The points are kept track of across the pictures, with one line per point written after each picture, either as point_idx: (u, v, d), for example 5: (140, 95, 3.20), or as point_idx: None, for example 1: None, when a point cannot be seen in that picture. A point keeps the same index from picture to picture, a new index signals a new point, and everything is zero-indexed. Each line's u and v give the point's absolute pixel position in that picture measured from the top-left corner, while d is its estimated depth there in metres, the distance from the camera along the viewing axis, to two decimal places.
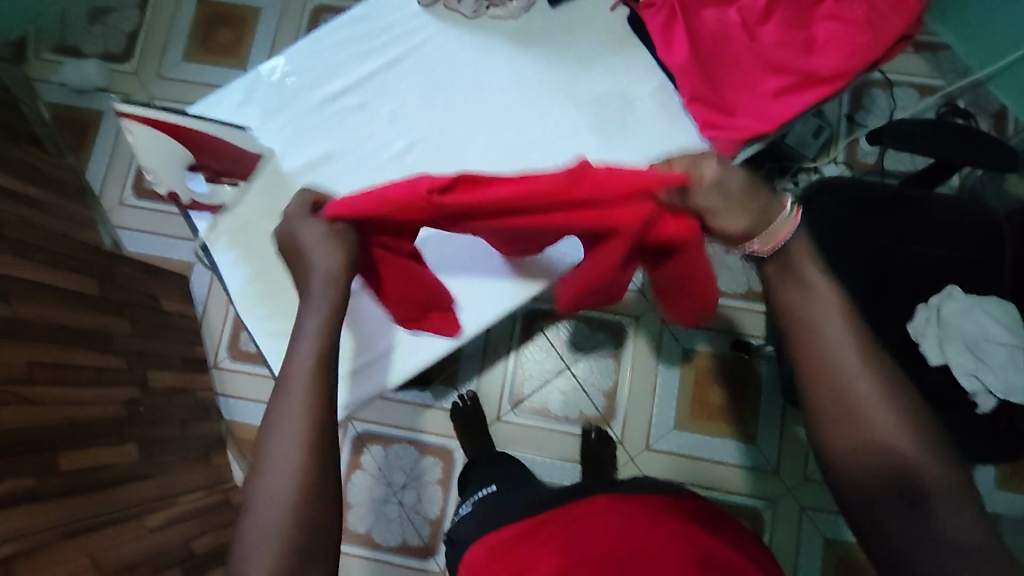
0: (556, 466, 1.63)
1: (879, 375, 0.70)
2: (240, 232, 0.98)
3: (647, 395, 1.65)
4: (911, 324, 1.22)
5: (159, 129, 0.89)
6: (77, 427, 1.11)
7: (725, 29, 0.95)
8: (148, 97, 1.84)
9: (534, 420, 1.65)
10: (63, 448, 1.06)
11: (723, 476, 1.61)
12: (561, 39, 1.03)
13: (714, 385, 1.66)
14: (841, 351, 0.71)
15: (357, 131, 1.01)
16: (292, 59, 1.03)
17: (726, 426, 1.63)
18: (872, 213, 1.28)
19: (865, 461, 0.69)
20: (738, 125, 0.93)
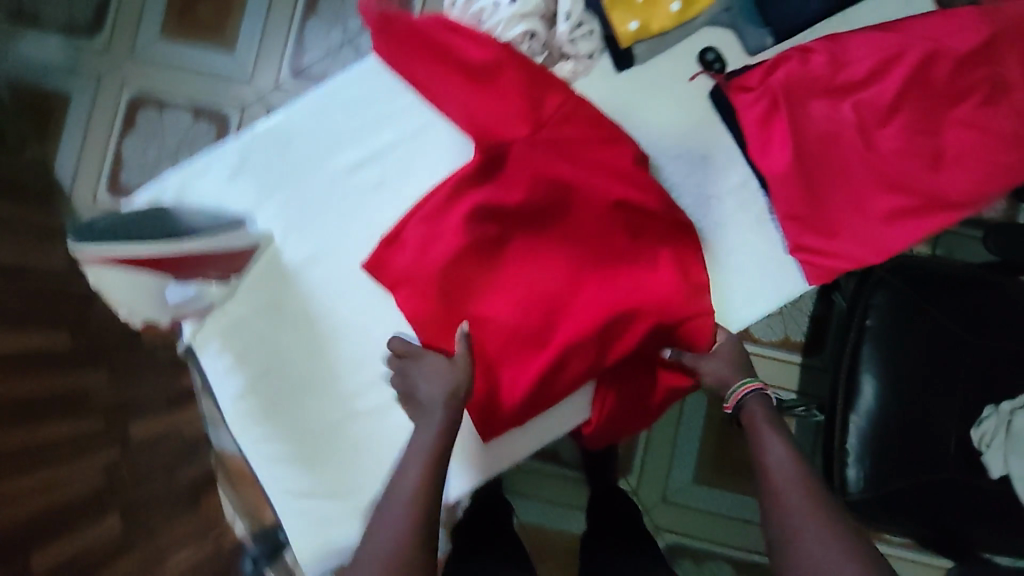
0: (561, 517, 1.31)
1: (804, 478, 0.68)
2: (235, 337, 0.82)
3: (668, 441, 1.36)
4: (974, 432, 1.03)
5: (130, 268, 0.65)
6: (48, 518, 0.98)
7: (835, 130, 0.75)
8: (121, 81, 1.52)
9: (534, 466, 1.30)
10: (33, 548, 0.93)
11: (742, 534, 1.38)
12: (630, 109, 0.82)
13: (738, 436, 1.37)
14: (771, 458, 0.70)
15: (374, 218, 0.84)
16: (291, 119, 0.83)
17: (746, 479, 1.37)
18: (939, 298, 1.05)
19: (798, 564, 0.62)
20: (842, 250, 0.75)
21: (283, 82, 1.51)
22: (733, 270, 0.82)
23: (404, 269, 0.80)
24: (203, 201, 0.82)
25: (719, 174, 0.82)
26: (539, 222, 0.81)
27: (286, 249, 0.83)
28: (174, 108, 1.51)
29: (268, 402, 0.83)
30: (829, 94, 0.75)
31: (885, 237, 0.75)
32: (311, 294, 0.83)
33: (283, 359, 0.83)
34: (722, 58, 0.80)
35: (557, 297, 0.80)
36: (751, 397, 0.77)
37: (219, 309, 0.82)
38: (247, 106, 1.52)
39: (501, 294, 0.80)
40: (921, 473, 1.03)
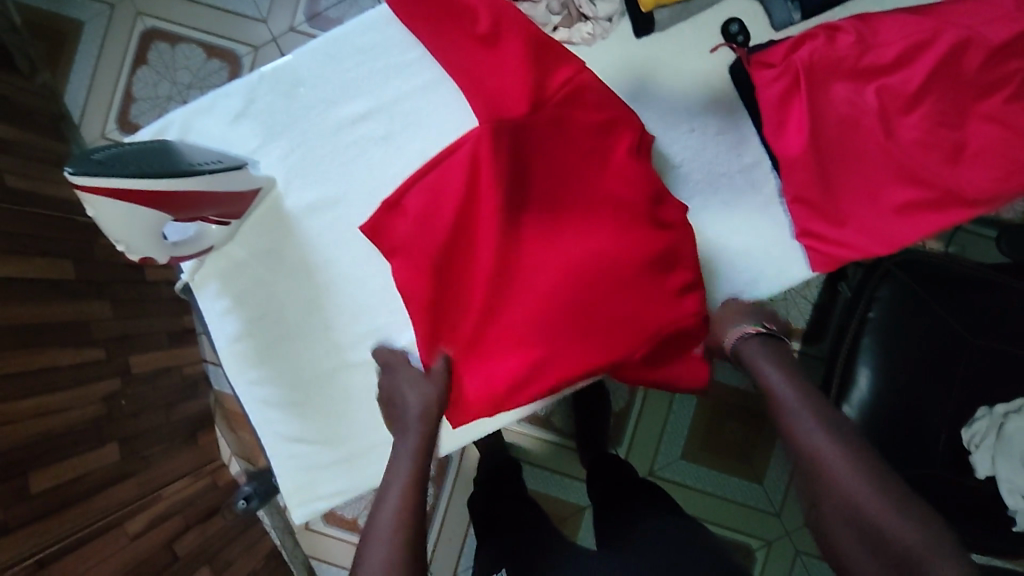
0: (560, 485, 1.33)
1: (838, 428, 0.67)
2: (235, 280, 0.82)
3: (659, 417, 1.37)
4: (964, 433, 1.00)
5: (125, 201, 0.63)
6: (49, 441, 0.99)
7: (855, 116, 0.73)
8: (135, 11, 1.49)
9: (525, 429, 1.33)
10: (33, 469, 0.95)
11: (723, 512, 1.37)
12: (646, 80, 0.80)
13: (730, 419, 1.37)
14: (800, 415, 0.70)
15: (379, 171, 0.83)
16: (299, 63, 0.81)
17: (733, 461, 1.37)
18: (947, 295, 1.03)
19: (839, 515, 0.63)
20: (849, 240, 0.74)
21: (298, 25, 1.48)
22: (737, 250, 0.81)
23: (393, 238, 0.79)
24: (207, 141, 0.82)
25: (731, 152, 0.81)
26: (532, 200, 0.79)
27: (288, 195, 0.82)
28: (185, 43, 1.49)
29: (264, 345, 0.83)
30: (854, 77, 0.73)
31: (893, 229, 0.74)
32: (312, 242, 0.83)
33: (279, 305, 0.83)
34: (747, 31, 0.78)
35: (554, 278, 0.78)
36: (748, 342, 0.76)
37: (219, 250, 0.82)
38: (260, 47, 1.49)
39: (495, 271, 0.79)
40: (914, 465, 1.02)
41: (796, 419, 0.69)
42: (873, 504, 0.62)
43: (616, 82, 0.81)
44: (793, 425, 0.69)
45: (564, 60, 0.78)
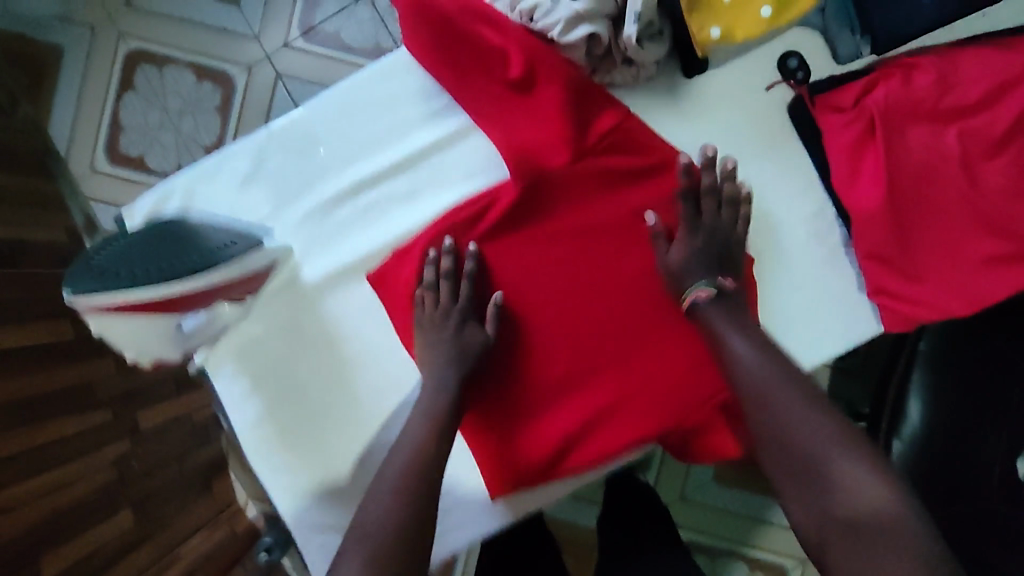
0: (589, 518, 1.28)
1: (780, 361, 0.64)
2: (253, 361, 0.75)
3: None
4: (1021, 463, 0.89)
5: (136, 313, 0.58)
6: (65, 519, 0.92)
7: (935, 161, 0.66)
8: (118, 33, 1.39)
9: None
10: (47, 548, 0.85)
11: (757, 533, 1.33)
12: (697, 123, 0.73)
13: None
14: (743, 349, 0.64)
15: (402, 232, 0.75)
16: (313, 117, 0.74)
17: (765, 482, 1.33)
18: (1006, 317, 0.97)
19: (779, 459, 0.61)
20: (927, 298, 0.67)
21: (293, 42, 1.38)
22: (802, 307, 0.74)
23: (406, 296, 0.75)
24: (215, 208, 0.74)
25: (794, 199, 0.73)
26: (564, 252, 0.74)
27: (305, 264, 0.74)
28: (174, 65, 1.39)
29: (288, 429, 0.76)
30: (931, 120, 0.66)
31: (975, 286, 0.67)
32: (333, 315, 0.75)
33: (301, 383, 0.76)
34: (807, 65, 0.71)
35: (588, 329, 0.74)
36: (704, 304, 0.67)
37: (233, 329, 0.74)
38: (254, 66, 1.39)
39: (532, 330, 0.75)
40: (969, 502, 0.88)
41: (739, 353, 0.64)
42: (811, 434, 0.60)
43: (662, 125, 0.74)
44: (727, 354, 0.65)
45: (603, 104, 0.71)
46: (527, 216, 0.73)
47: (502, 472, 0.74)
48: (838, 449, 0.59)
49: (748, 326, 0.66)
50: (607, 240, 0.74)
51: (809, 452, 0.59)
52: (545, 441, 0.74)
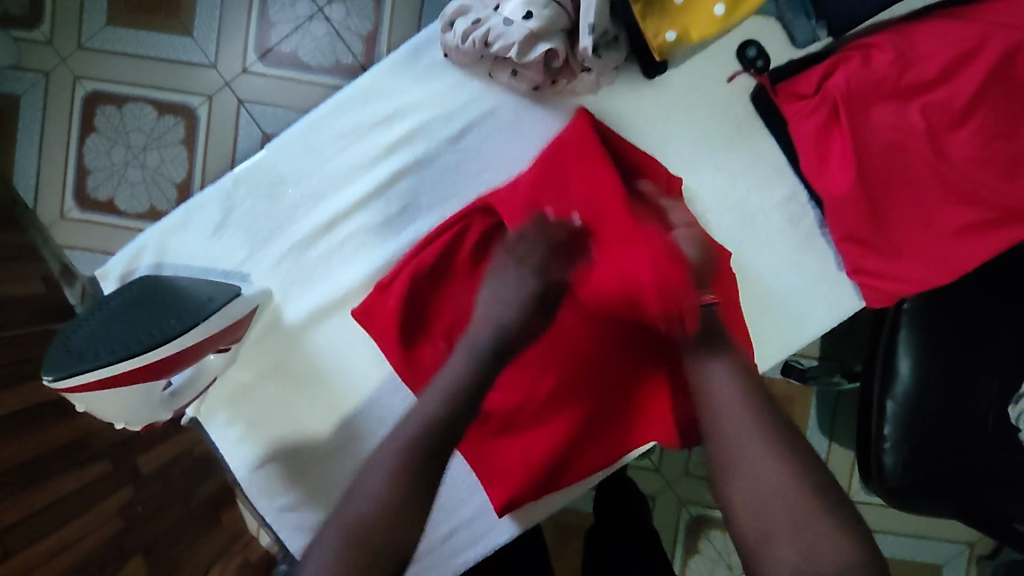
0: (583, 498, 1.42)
1: (765, 426, 0.60)
2: (246, 405, 0.76)
3: None
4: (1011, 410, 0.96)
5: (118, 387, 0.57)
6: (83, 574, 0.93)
7: (901, 138, 0.66)
8: (72, 76, 1.36)
9: None
10: None
11: None
12: (664, 120, 0.73)
13: None
14: (731, 410, 0.61)
15: (381, 263, 0.74)
16: (275, 158, 0.72)
17: None
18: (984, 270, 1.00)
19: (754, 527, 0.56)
20: (905, 273, 0.68)
21: (251, 66, 1.35)
22: (781, 293, 0.75)
23: (391, 322, 0.73)
24: (187, 261, 0.73)
25: (764, 186, 0.74)
26: None
27: (286, 305, 0.74)
28: (135, 103, 1.36)
29: (289, 469, 0.77)
30: (896, 97, 0.66)
31: (951, 255, 0.67)
32: (319, 350, 0.75)
33: (296, 421, 0.76)
34: (766, 54, 0.71)
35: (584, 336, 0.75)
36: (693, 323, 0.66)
37: (221, 377, 0.75)
38: (215, 94, 1.36)
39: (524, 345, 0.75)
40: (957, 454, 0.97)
41: (725, 417, 0.61)
42: (784, 510, 0.55)
43: (627, 126, 0.73)
44: (714, 415, 0.62)
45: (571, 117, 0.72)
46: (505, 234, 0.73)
47: (508, 487, 0.75)
48: (809, 529, 0.54)
49: (744, 388, 0.63)
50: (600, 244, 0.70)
51: (780, 524, 0.55)
52: (547, 454, 0.75)
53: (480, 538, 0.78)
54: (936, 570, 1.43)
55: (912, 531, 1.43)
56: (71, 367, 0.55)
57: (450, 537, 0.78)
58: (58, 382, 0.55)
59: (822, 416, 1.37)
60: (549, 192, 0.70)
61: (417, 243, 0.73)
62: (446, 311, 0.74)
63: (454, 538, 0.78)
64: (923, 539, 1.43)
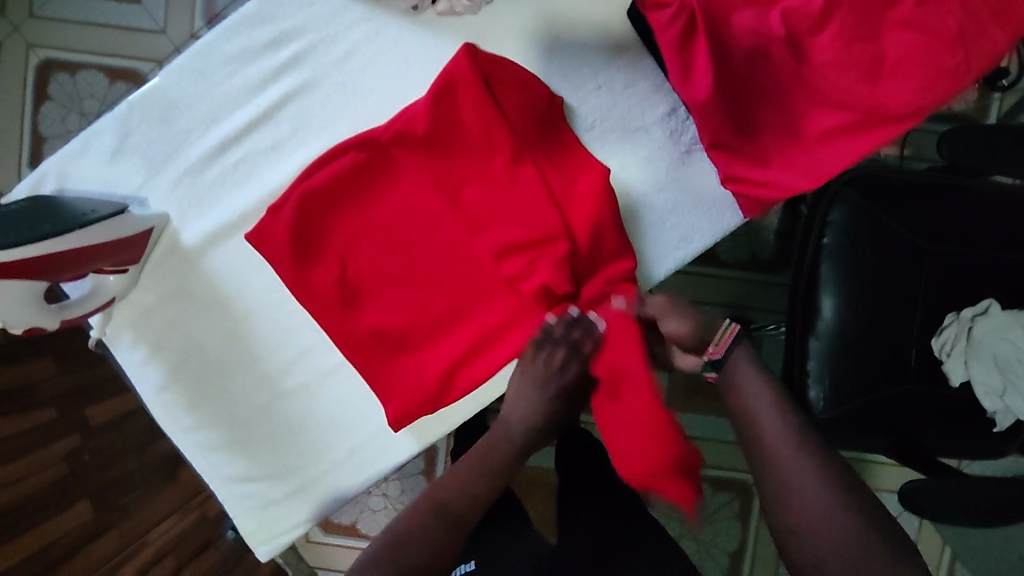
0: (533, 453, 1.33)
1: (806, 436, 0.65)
2: (148, 328, 0.78)
3: None
4: (934, 342, 0.97)
5: None
6: (19, 508, 0.93)
7: (763, 45, 0.68)
8: (26, 43, 1.37)
9: None
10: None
11: (729, 455, 1.37)
12: (548, 40, 0.75)
13: None
14: (767, 416, 0.67)
15: (273, 186, 0.76)
16: (168, 85, 0.75)
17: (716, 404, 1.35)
18: (899, 201, 0.97)
19: (794, 521, 0.59)
20: (774, 179, 0.69)
21: (199, 32, 1.37)
22: (666, 208, 0.76)
23: (282, 241, 0.74)
24: (89, 186, 0.76)
25: (645, 104, 0.76)
26: (439, 181, 0.75)
27: (184, 228, 0.76)
28: (86, 69, 1.37)
29: (193, 390, 0.79)
30: (756, 4, 0.68)
31: (820, 160, 0.69)
32: (220, 274, 0.78)
33: (197, 341, 0.79)
34: None
35: (472, 255, 0.76)
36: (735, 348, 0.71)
37: (124, 299, 0.77)
38: (165, 61, 1.38)
39: (416, 263, 0.76)
40: (882, 387, 0.97)
41: (763, 417, 0.66)
42: (822, 504, 0.59)
43: (511, 48, 0.75)
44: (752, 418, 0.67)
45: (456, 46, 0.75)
46: (394, 157, 0.75)
47: (399, 397, 0.76)
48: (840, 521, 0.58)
49: (775, 397, 0.68)
50: (506, 177, 0.74)
51: (821, 521, 0.58)
52: (435, 366, 0.76)
53: (379, 458, 0.79)
54: None
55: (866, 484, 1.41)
56: None
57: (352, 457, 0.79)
58: None
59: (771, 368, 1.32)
60: (445, 118, 0.73)
61: (308, 165, 0.75)
62: (342, 231, 0.76)
63: (353, 457, 0.79)
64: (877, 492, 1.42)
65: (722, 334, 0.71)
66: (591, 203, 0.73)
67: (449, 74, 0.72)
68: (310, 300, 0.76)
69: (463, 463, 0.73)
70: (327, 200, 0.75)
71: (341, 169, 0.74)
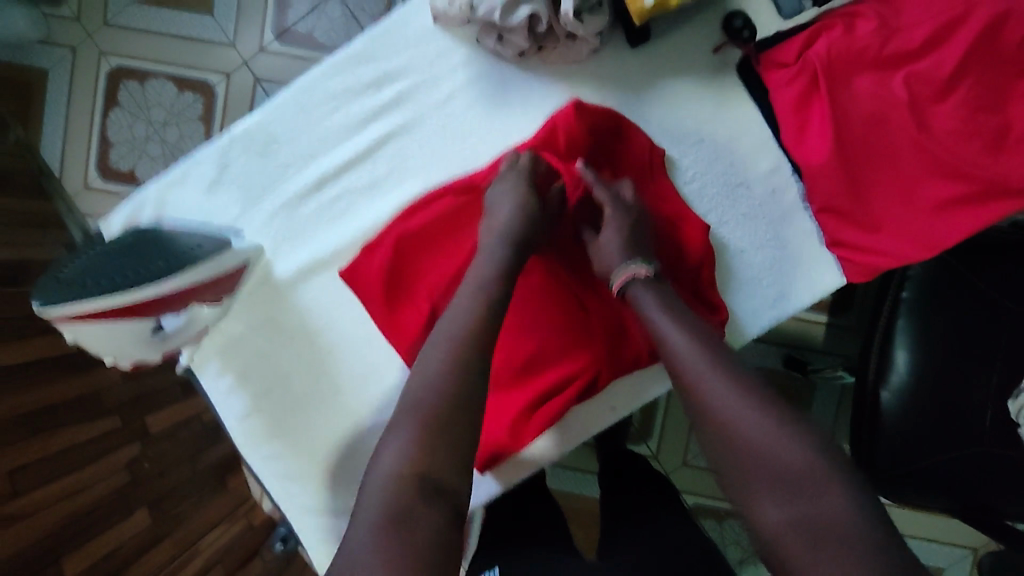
0: (581, 484, 1.25)
1: (771, 401, 0.53)
2: (233, 356, 0.79)
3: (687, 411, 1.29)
4: (1011, 406, 0.81)
5: (100, 319, 0.61)
6: (86, 520, 0.87)
7: (883, 108, 0.67)
8: (98, 51, 1.30)
9: None
10: (67, 552, 0.81)
11: None
12: (651, 87, 0.74)
13: None
14: (687, 349, 0.58)
15: (369, 223, 0.76)
16: (272, 119, 0.75)
17: None
18: None
19: (725, 454, 0.51)
20: (883, 246, 0.69)
21: (268, 45, 1.27)
22: (760, 266, 0.74)
23: (377, 276, 0.74)
24: (184, 215, 0.77)
25: (747, 160, 0.74)
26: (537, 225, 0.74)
27: (278, 260, 0.77)
28: (155, 78, 1.30)
29: (275, 420, 0.80)
30: (877, 67, 0.68)
31: (931, 229, 0.68)
32: (308, 305, 0.78)
33: (282, 372, 0.79)
34: (752, 24, 0.71)
35: (566, 299, 0.75)
36: (634, 287, 0.65)
37: (214, 327, 0.78)
38: (233, 71, 1.29)
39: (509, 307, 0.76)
40: (947, 449, 0.83)
41: (706, 380, 0.55)
42: (782, 450, 0.49)
43: (612, 96, 0.74)
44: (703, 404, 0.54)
45: (564, 94, 0.74)
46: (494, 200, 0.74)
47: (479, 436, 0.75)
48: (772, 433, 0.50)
49: (694, 327, 0.60)
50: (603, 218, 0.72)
51: (810, 504, 0.47)
52: (503, 412, 0.75)
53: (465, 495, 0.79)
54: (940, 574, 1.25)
55: (938, 535, 1.24)
56: (52, 296, 0.59)
57: None
58: (39, 307, 0.58)
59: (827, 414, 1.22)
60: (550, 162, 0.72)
61: (406, 206, 0.75)
62: (435, 271, 0.75)
63: None
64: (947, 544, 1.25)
65: (624, 269, 0.66)
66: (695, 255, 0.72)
67: (554, 124, 0.72)
68: (399, 337, 0.75)
69: (433, 348, 0.56)
70: (420, 239, 0.74)
71: (440, 208, 0.74)
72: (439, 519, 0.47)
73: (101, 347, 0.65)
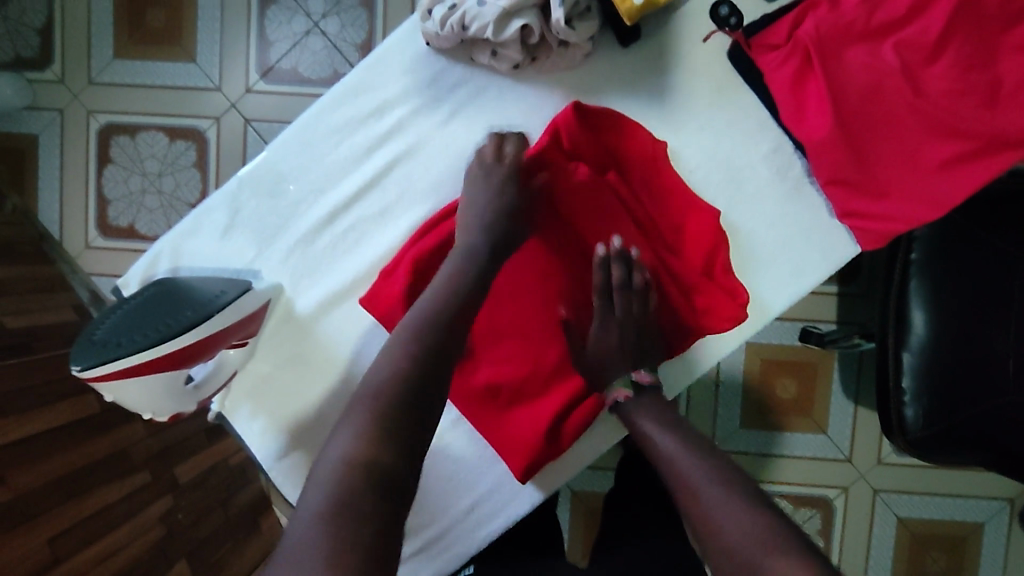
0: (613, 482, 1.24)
1: (746, 491, 0.56)
2: (264, 396, 0.79)
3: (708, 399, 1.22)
4: None
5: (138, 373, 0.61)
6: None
7: (876, 77, 0.69)
8: (86, 111, 1.31)
9: None
10: None
11: (820, 470, 1.24)
12: (646, 83, 0.75)
13: (780, 376, 1.23)
14: (672, 446, 0.63)
15: (384, 249, 0.77)
16: (277, 158, 0.76)
17: (797, 422, 1.23)
18: None
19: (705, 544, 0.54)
20: (894, 211, 0.69)
21: (254, 86, 1.28)
22: (774, 243, 0.75)
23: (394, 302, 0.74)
24: (202, 262, 0.77)
25: (749, 143, 0.75)
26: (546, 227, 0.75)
27: (298, 296, 0.78)
28: (146, 131, 1.31)
29: (313, 455, 0.80)
30: (866, 39, 0.69)
31: (938, 189, 0.69)
32: (331, 334, 0.79)
33: (313, 404, 0.79)
34: (738, 11, 0.73)
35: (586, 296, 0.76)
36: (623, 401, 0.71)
37: (243, 369, 0.79)
38: (221, 116, 1.29)
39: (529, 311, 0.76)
40: (982, 400, 0.83)
41: (687, 475, 0.59)
42: (750, 536, 0.51)
43: (608, 97, 0.76)
44: (687, 494, 0.58)
45: (562, 101, 0.75)
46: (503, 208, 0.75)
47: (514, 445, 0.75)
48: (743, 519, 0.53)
49: (682, 431, 0.65)
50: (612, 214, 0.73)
51: None
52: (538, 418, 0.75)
53: (506, 508, 0.79)
54: (982, 529, 1.24)
55: (972, 491, 1.24)
56: (92, 357, 0.60)
57: (471, 506, 0.79)
58: (79, 368, 0.59)
59: (849, 383, 1.22)
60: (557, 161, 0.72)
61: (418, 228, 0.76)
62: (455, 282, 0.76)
63: (479, 511, 0.79)
64: (982, 498, 1.25)
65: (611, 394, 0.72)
66: (706, 237, 0.73)
67: (556, 127, 0.71)
68: None
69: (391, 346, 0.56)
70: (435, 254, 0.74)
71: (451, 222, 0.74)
72: (386, 513, 0.46)
73: (138, 403, 0.66)
